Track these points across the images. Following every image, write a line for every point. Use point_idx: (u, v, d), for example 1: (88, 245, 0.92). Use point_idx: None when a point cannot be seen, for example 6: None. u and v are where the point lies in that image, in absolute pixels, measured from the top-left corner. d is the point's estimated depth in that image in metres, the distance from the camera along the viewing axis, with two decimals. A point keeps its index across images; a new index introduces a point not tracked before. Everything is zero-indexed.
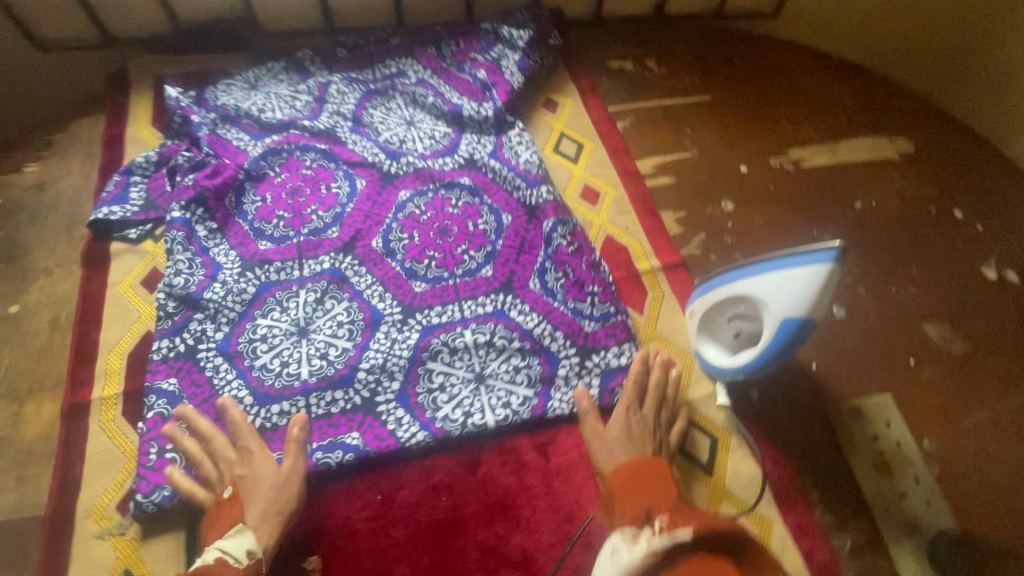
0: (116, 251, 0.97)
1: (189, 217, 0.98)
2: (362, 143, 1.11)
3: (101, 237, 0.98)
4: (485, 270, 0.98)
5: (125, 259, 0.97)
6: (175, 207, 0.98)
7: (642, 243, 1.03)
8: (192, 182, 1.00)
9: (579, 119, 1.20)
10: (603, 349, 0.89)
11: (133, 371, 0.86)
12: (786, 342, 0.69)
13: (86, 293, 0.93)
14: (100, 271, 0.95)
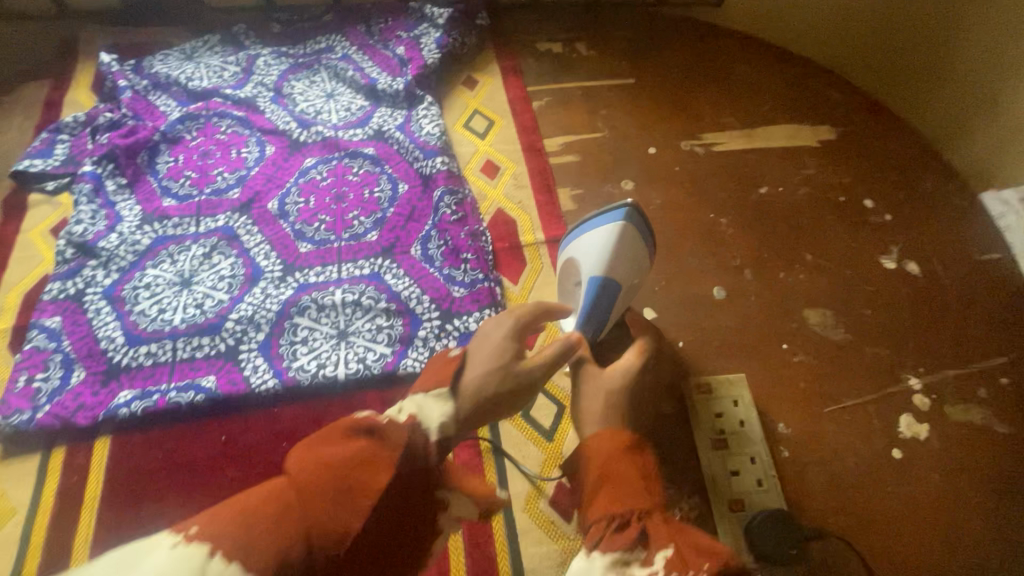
0: (32, 201, 1.04)
1: (100, 172, 1.04)
2: (278, 112, 1.16)
3: (22, 188, 1.05)
4: (370, 235, 1.01)
5: (39, 209, 1.04)
6: (87, 162, 1.04)
7: (531, 217, 1.04)
8: (107, 140, 1.07)
9: (496, 97, 1.21)
10: (466, 314, 0.91)
11: (23, 308, 0.92)
12: (594, 300, 0.79)
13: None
14: (15, 219, 1.02)
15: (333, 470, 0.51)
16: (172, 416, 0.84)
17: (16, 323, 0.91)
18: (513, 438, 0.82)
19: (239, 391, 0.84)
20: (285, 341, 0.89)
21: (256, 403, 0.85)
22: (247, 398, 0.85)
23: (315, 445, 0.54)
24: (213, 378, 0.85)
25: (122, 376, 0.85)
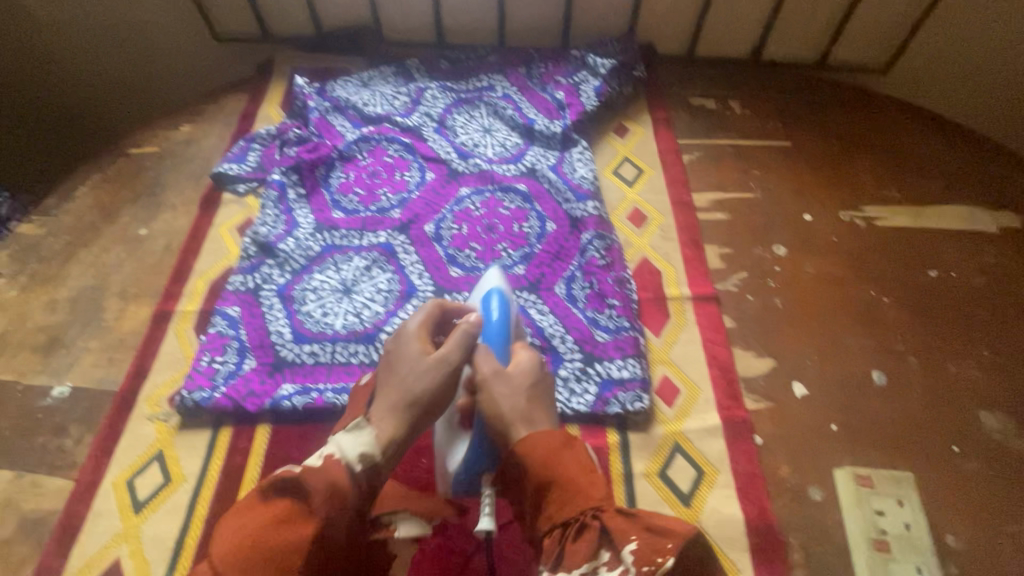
0: (225, 200, 1.18)
1: (286, 182, 1.16)
2: (440, 142, 1.25)
3: (218, 187, 1.19)
4: (517, 268, 1.05)
5: (230, 208, 1.17)
6: (277, 172, 1.17)
7: (677, 270, 1.03)
8: (295, 154, 1.19)
9: (646, 147, 1.23)
10: (607, 360, 0.91)
11: (211, 294, 1.03)
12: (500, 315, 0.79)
13: (196, 229, 1.14)
14: (210, 214, 1.16)
15: (262, 547, 0.56)
16: (325, 415, 0.90)
17: (204, 308, 1.02)
18: (649, 495, 0.80)
19: None
20: None
21: None
22: None
23: (240, 515, 0.60)
24: None
25: (287, 371, 0.93)
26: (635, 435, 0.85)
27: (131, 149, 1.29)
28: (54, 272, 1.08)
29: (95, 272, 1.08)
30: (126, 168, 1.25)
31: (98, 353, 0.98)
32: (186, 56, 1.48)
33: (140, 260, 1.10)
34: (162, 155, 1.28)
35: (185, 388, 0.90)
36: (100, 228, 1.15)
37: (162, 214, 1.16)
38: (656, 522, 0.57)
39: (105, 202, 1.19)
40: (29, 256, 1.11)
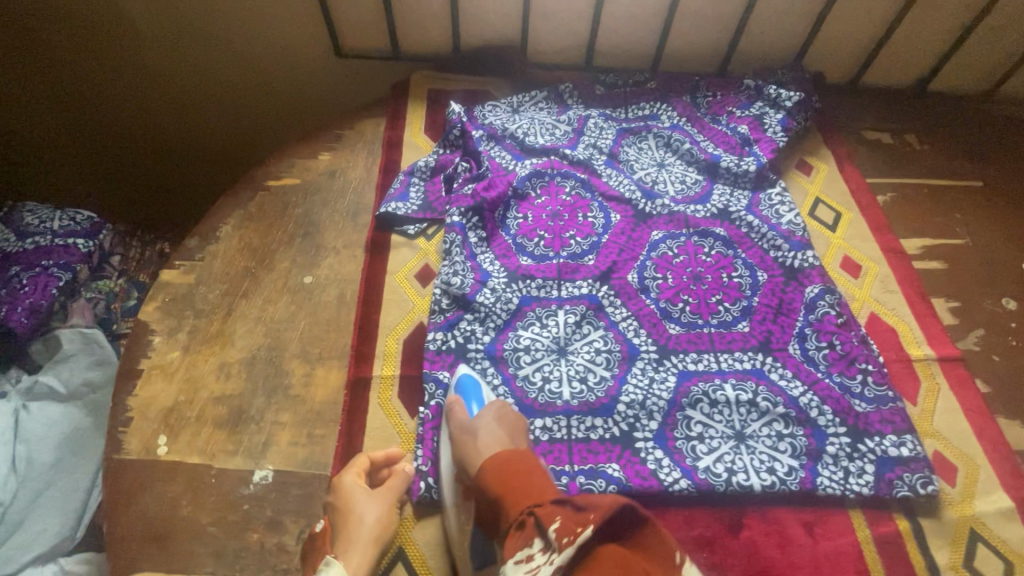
0: (395, 246, 1.06)
1: (465, 223, 1.06)
2: (618, 178, 1.15)
3: (384, 229, 1.09)
4: (740, 325, 0.96)
5: (403, 255, 1.05)
6: (454, 212, 1.06)
7: (912, 328, 0.96)
8: (471, 191, 1.08)
9: (836, 186, 1.16)
10: (878, 434, 0.83)
11: (410, 358, 0.93)
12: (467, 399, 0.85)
13: (370, 278, 1.02)
14: (380, 260, 1.04)
15: None
16: None
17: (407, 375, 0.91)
18: None
19: (650, 486, 0.80)
20: (680, 434, 0.85)
21: (663, 501, 0.80)
22: (656, 495, 0.80)
23: None
24: (618, 467, 0.82)
25: None
26: (928, 521, 0.78)
27: (269, 181, 1.15)
28: (218, 329, 0.96)
29: (266, 329, 0.96)
30: (268, 203, 1.12)
31: (294, 428, 0.86)
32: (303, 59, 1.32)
33: (314, 314, 0.98)
34: (307, 188, 1.15)
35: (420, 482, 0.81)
36: (258, 275, 1.02)
37: (325, 260, 1.04)
38: (580, 502, 0.65)
39: (254, 244, 1.06)
40: (184, 310, 0.97)
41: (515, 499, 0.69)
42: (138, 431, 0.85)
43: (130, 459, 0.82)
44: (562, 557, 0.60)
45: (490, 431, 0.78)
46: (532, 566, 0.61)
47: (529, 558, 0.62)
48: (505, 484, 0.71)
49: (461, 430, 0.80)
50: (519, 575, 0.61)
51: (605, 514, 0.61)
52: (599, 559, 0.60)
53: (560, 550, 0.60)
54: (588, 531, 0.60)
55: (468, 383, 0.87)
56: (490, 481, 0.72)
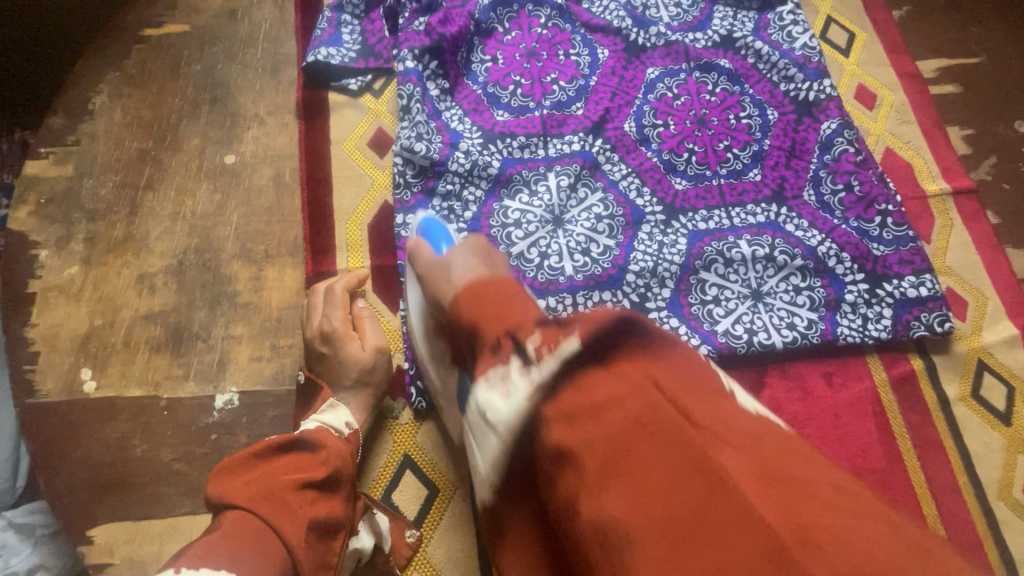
0: (337, 105, 0.84)
1: (422, 70, 0.84)
2: (602, 3, 0.93)
3: (317, 86, 0.85)
4: (752, 173, 0.85)
5: (347, 118, 0.84)
6: (407, 56, 0.83)
7: (928, 162, 0.88)
8: (425, 27, 0.84)
9: (849, 2, 0.99)
10: (897, 277, 0.79)
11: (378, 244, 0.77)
12: (433, 234, 0.70)
13: (310, 149, 0.81)
14: (316, 126, 0.83)
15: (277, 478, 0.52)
16: None
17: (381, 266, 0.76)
18: (970, 420, 0.75)
19: None
20: (695, 300, 0.77)
21: None
22: None
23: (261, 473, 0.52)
24: None
25: None
26: (939, 358, 0.78)
27: (146, 30, 0.86)
28: (123, 233, 0.75)
29: (188, 227, 0.76)
30: (152, 61, 0.84)
31: (254, 342, 0.72)
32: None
33: (248, 202, 0.78)
34: (200, 38, 0.86)
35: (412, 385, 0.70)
36: (161, 159, 0.79)
37: (247, 132, 0.82)
38: (566, 318, 0.49)
39: (145, 118, 0.81)
40: (71, 212, 0.75)
41: (489, 326, 0.51)
42: (51, 368, 0.68)
43: (50, 401, 0.67)
44: (544, 372, 0.45)
45: (464, 260, 0.58)
46: (508, 383, 0.47)
47: (504, 376, 0.47)
48: (472, 299, 0.54)
49: (429, 266, 0.62)
50: (492, 398, 0.47)
51: (598, 328, 0.45)
52: (593, 375, 0.44)
53: (539, 364, 0.46)
54: (574, 344, 0.46)
55: (432, 228, 0.71)
56: (457, 300, 0.55)
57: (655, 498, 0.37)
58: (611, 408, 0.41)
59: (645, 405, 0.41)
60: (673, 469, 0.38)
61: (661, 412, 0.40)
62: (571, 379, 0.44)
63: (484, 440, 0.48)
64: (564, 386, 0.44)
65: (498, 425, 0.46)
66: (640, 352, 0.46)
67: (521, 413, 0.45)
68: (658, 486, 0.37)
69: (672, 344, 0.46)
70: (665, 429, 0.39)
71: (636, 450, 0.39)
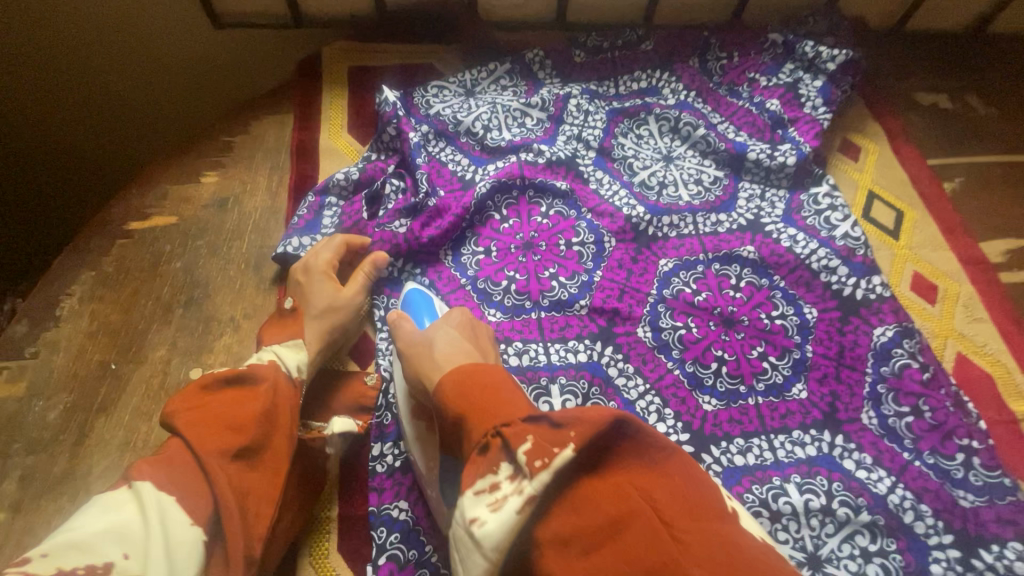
0: (344, 295, 0.73)
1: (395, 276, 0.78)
2: (611, 186, 0.87)
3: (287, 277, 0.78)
4: (795, 389, 0.72)
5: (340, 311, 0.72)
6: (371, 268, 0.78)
7: (1012, 371, 0.74)
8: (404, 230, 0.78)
9: (891, 174, 0.90)
10: (997, 543, 0.62)
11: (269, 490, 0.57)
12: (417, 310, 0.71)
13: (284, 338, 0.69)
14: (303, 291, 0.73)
15: None
16: None
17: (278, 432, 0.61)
18: None
19: None
20: None
21: None
22: None
23: None
24: None
25: None
26: None
27: (131, 223, 0.82)
28: (64, 468, 0.66)
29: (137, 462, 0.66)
30: (131, 257, 0.79)
31: None
32: (185, 37, 0.95)
33: None
34: (186, 230, 0.82)
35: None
36: (122, 374, 0.71)
37: (219, 339, 0.74)
38: (559, 417, 0.48)
39: (113, 324, 0.75)
40: (12, 442, 0.67)
41: (478, 417, 0.50)
42: None
43: None
44: (536, 487, 0.44)
45: (447, 340, 0.61)
46: (497, 498, 0.45)
47: (494, 487, 0.45)
48: (463, 394, 0.52)
49: (411, 344, 0.62)
50: (481, 514, 0.44)
51: (593, 430, 0.45)
52: (590, 489, 0.44)
53: (534, 479, 0.44)
54: (569, 453, 0.44)
55: (419, 299, 0.72)
56: (447, 394, 0.53)
57: None
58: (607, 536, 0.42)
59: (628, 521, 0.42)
60: None
61: (649, 535, 0.41)
62: (561, 492, 0.45)
63: (470, 560, 0.45)
64: (555, 502, 0.44)
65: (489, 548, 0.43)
66: (632, 459, 0.46)
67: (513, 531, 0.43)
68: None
69: (668, 453, 0.46)
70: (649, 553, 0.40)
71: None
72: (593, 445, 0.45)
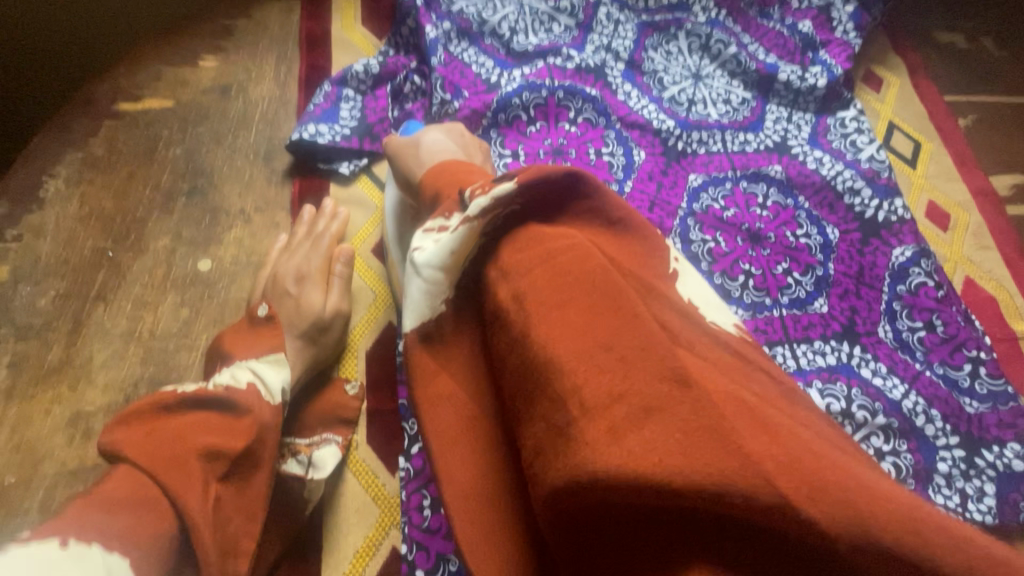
0: (334, 304, 0.62)
1: None
2: (640, 100, 0.83)
3: (304, 169, 0.73)
4: (817, 303, 0.73)
5: (330, 324, 0.61)
6: None
7: (1013, 295, 0.77)
8: None
9: (910, 107, 0.91)
10: (997, 444, 0.66)
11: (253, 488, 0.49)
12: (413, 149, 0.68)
13: (261, 351, 0.56)
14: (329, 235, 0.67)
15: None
16: None
17: (261, 471, 0.49)
18: None
19: None
20: None
21: None
22: None
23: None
24: None
25: None
26: None
27: (121, 103, 0.74)
28: (61, 358, 0.60)
29: (144, 352, 0.61)
30: (123, 139, 0.72)
31: None
32: None
33: (221, 320, 0.64)
34: (185, 115, 0.74)
35: (420, 501, 0.56)
36: (121, 263, 0.65)
37: (228, 231, 0.69)
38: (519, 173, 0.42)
39: (106, 210, 0.68)
40: None
41: (446, 183, 0.46)
42: None
43: None
44: (473, 213, 0.38)
45: (435, 142, 0.58)
46: (442, 231, 0.40)
47: (441, 224, 0.40)
48: (434, 177, 0.48)
49: (400, 150, 0.59)
50: (424, 245, 0.40)
51: (538, 171, 0.38)
52: (533, 231, 0.37)
53: (470, 204, 0.39)
54: (510, 185, 0.38)
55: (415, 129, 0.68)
56: (424, 175, 0.50)
57: (583, 331, 0.31)
58: (551, 257, 0.34)
59: (582, 254, 0.34)
60: (606, 314, 0.31)
61: (597, 260, 0.34)
62: (509, 233, 0.38)
63: (408, 296, 0.40)
64: (502, 246, 0.38)
65: (424, 266, 0.39)
66: (590, 218, 0.40)
67: (452, 253, 0.38)
68: (590, 325, 0.31)
69: (635, 225, 0.41)
70: (602, 269, 0.33)
71: (562, 294, 0.33)
72: (538, 187, 0.39)
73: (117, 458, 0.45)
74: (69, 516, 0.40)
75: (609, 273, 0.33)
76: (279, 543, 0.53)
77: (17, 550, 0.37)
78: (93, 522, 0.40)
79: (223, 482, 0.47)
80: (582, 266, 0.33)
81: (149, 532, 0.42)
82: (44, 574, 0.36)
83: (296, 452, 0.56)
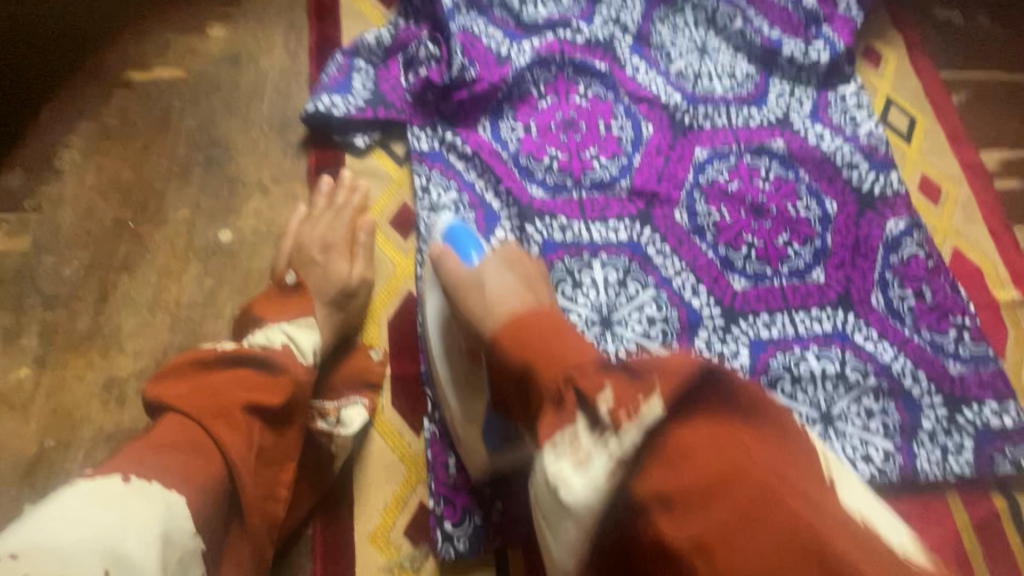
0: (356, 272, 0.65)
1: (439, 149, 0.74)
2: (648, 73, 0.84)
3: (319, 140, 0.74)
4: (816, 273, 0.77)
5: (354, 291, 0.64)
6: (415, 134, 0.74)
7: (996, 264, 0.82)
8: (446, 102, 0.76)
9: (907, 82, 0.93)
10: (976, 402, 0.71)
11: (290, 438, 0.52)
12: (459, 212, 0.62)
13: (290, 317, 0.58)
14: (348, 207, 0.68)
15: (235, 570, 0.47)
16: None
17: (295, 426, 0.52)
18: None
19: None
20: None
21: None
22: None
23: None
24: None
25: None
26: (1021, 496, 0.70)
27: (131, 73, 0.73)
28: (90, 326, 0.62)
29: (171, 321, 0.63)
30: (136, 110, 0.72)
31: None
32: None
33: (245, 290, 0.65)
34: (196, 86, 0.74)
35: (446, 460, 0.58)
36: (142, 233, 0.66)
37: (247, 202, 0.70)
38: (635, 364, 0.41)
39: (124, 181, 0.68)
40: (24, 298, 0.62)
41: (537, 360, 0.43)
42: None
43: None
44: (625, 445, 0.37)
45: (500, 280, 0.52)
46: (581, 452, 0.38)
47: (573, 442, 0.39)
48: (522, 341, 0.44)
49: (458, 280, 0.53)
50: (566, 474, 0.38)
51: (679, 385, 0.37)
52: (689, 444, 0.35)
53: (622, 436, 0.37)
54: (661, 412, 0.37)
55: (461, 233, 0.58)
56: (501, 343, 0.46)
57: (736, 534, 0.33)
58: (689, 461, 0.35)
59: (666, 362, 0.37)
60: (757, 496, 0.33)
61: (760, 471, 0.34)
62: (653, 456, 0.36)
63: (560, 527, 0.39)
64: (652, 462, 0.36)
65: (578, 509, 0.37)
66: (729, 415, 0.37)
67: (602, 493, 0.37)
68: (745, 505, 0.33)
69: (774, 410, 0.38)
70: (755, 481, 0.34)
71: (711, 507, 0.33)
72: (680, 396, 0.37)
73: (163, 410, 0.46)
74: (126, 457, 0.42)
75: (765, 485, 0.34)
76: (313, 496, 0.56)
77: (82, 485, 0.40)
78: (149, 462, 0.41)
79: (264, 430, 0.49)
80: (734, 471, 0.34)
81: (202, 470, 0.43)
82: (105, 506, 0.38)
83: (325, 414, 0.59)
